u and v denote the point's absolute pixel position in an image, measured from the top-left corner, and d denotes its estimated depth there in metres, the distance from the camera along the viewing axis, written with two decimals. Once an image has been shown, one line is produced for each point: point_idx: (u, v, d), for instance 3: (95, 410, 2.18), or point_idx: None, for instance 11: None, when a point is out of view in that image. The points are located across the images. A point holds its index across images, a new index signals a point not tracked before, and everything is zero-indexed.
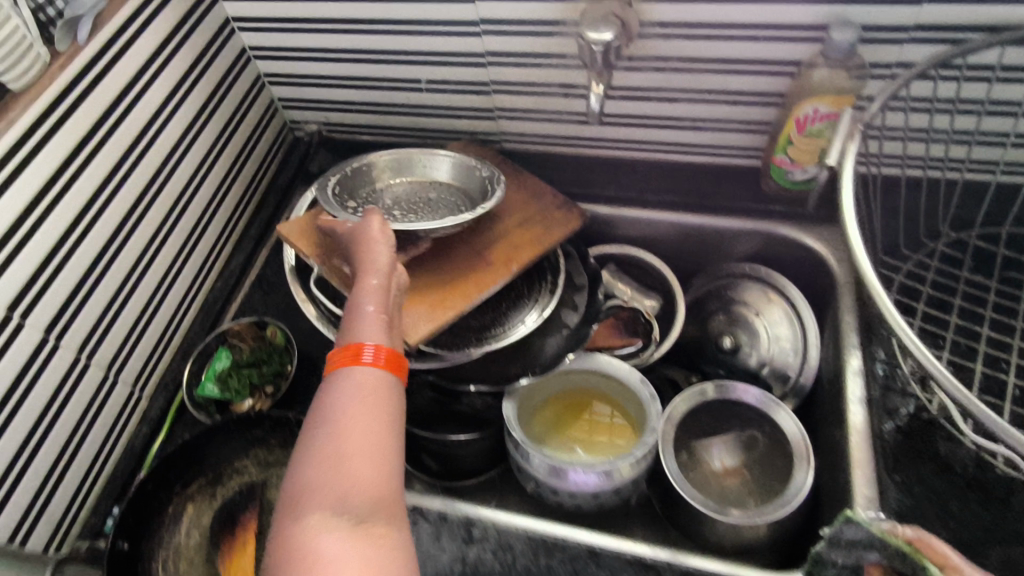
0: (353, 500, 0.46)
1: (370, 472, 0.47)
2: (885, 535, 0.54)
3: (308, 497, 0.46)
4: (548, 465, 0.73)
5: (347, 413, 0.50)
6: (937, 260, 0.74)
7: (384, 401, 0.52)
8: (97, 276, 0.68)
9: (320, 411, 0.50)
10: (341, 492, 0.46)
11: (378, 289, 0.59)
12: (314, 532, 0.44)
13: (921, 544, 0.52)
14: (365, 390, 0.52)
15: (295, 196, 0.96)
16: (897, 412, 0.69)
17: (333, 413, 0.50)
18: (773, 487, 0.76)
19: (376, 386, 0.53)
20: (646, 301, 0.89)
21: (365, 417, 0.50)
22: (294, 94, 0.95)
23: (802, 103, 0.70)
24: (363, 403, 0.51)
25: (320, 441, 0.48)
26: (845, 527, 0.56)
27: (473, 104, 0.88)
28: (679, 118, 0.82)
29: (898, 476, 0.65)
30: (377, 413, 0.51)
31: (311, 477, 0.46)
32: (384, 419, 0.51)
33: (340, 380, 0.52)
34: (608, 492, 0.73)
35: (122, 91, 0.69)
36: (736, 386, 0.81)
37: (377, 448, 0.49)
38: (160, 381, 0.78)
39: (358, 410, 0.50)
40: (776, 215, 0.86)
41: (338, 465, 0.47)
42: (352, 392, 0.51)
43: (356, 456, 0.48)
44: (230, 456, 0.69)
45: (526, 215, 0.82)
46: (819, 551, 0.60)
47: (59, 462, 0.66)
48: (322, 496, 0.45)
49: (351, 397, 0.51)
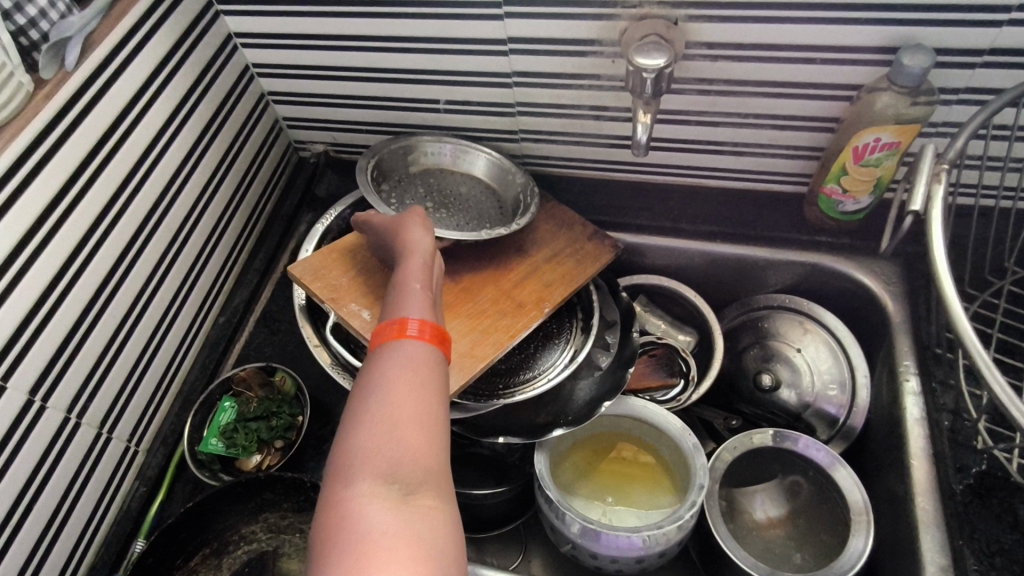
0: (403, 469, 0.41)
1: (421, 440, 0.43)
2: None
3: (356, 463, 0.41)
4: (585, 528, 0.67)
5: (396, 378, 0.46)
6: (1005, 299, 0.69)
7: (433, 374, 0.48)
8: (89, 324, 0.61)
9: (369, 377, 0.47)
10: (390, 460, 0.41)
11: (422, 269, 0.58)
12: (360, 500, 0.39)
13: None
14: (414, 359, 0.48)
15: (302, 224, 0.90)
16: (968, 468, 0.62)
17: (382, 378, 0.46)
18: (822, 539, 0.70)
19: (424, 356, 0.49)
20: (681, 335, 0.85)
21: (413, 385, 0.46)
22: (300, 113, 0.88)
23: (862, 132, 0.65)
24: (412, 374, 0.47)
25: (370, 405, 0.44)
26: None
27: (496, 126, 0.82)
28: (720, 143, 0.76)
29: (976, 543, 0.59)
30: (426, 383, 0.47)
31: (359, 442, 0.42)
32: (434, 389, 0.47)
33: (387, 351, 0.49)
34: (652, 556, 0.68)
35: (119, 116, 0.62)
36: (796, 436, 0.74)
37: (427, 418, 0.44)
38: (158, 434, 0.72)
39: (407, 377, 0.46)
40: (822, 246, 0.80)
41: (387, 431, 0.43)
42: (400, 361, 0.48)
43: (406, 424, 0.43)
44: (237, 522, 0.64)
45: (556, 249, 0.75)
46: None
47: (46, 536, 0.59)
48: (371, 462, 0.41)
49: (398, 367, 0.47)
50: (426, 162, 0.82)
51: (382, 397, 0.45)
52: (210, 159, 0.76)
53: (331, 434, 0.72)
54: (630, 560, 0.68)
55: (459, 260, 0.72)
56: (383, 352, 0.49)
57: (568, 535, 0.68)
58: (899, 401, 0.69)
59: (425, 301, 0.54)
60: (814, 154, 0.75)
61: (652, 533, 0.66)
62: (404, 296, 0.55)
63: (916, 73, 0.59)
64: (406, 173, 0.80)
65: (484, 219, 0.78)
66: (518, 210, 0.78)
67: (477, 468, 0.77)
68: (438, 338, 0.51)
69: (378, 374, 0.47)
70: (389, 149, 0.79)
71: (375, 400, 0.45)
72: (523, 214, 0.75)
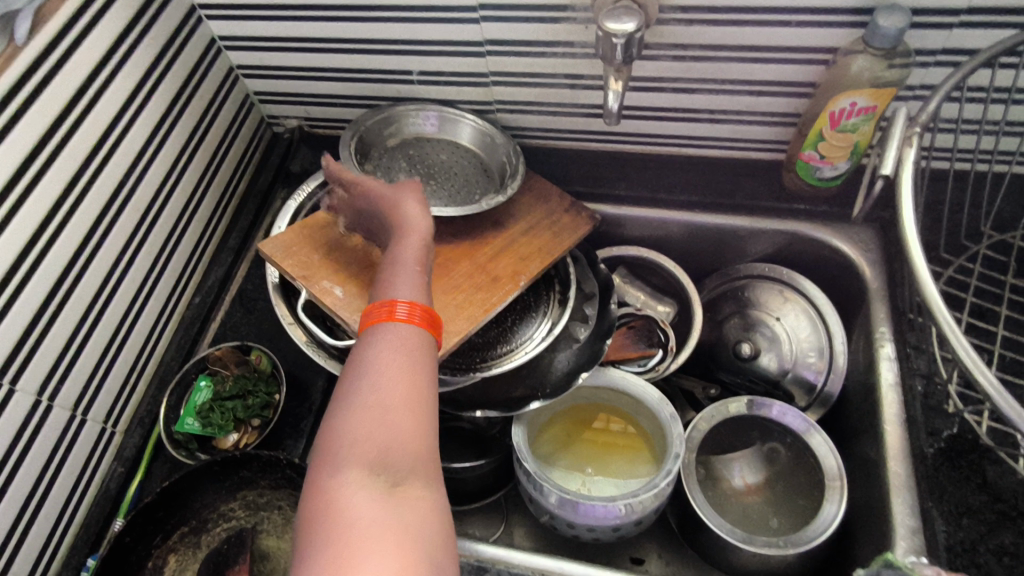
0: (393, 459, 0.41)
1: (412, 428, 0.43)
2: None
3: (345, 451, 0.41)
4: (563, 499, 0.67)
5: (389, 360, 0.46)
6: (981, 264, 0.69)
7: (426, 357, 0.47)
8: (58, 304, 0.61)
9: (361, 359, 0.46)
10: (380, 448, 0.41)
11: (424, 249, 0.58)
12: (346, 491, 0.39)
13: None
14: (408, 341, 0.47)
15: (276, 200, 0.89)
16: (940, 433, 0.64)
17: (375, 362, 0.46)
18: (798, 504, 0.71)
19: (416, 338, 0.48)
20: (660, 307, 0.84)
21: (406, 369, 0.45)
22: (270, 87, 0.86)
23: (838, 97, 0.64)
24: (405, 356, 0.46)
25: (362, 390, 0.44)
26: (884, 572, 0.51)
27: (471, 97, 0.80)
28: (697, 111, 0.75)
29: (947, 507, 0.60)
30: (421, 368, 0.46)
31: (349, 428, 0.42)
32: (427, 374, 0.46)
33: (375, 333, 0.48)
34: (629, 524, 0.69)
35: (76, 92, 0.60)
36: (768, 403, 0.74)
37: (420, 405, 0.44)
38: (135, 415, 0.72)
39: (402, 361, 0.46)
40: (800, 214, 0.80)
41: (379, 417, 0.42)
42: (393, 342, 0.47)
43: (397, 411, 0.43)
44: (215, 500, 0.64)
45: (532, 222, 0.74)
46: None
47: (23, 517, 0.59)
48: (361, 450, 0.41)
49: (392, 348, 0.47)
50: (408, 133, 0.80)
51: (375, 384, 0.44)
52: (178, 136, 0.75)
53: (309, 411, 0.72)
54: (608, 528, 0.69)
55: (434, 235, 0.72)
56: (371, 333, 0.48)
57: (546, 507, 0.69)
58: (874, 366, 0.69)
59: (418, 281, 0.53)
60: (791, 121, 0.74)
61: (631, 502, 0.66)
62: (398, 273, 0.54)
63: (892, 34, 0.58)
64: (387, 147, 0.79)
65: (474, 189, 0.77)
66: (505, 176, 0.77)
67: (459, 443, 0.78)
68: (430, 321, 0.50)
69: (369, 356, 0.46)
70: (372, 120, 0.78)
71: (367, 382, 0.44)
72: (510, 182, 0.74)
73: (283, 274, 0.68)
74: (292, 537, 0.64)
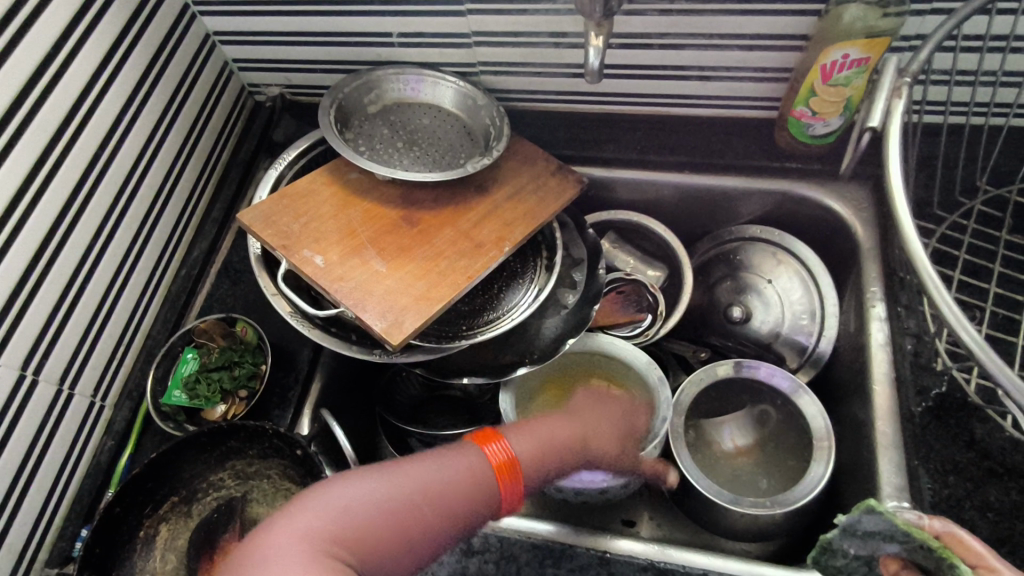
0: (363, 548, 0.44)
1: (395, 532, 0.46)
2: (910, 529, 0.48)
3: (341, 512, 0.45)
4: None
5: (441, 480, 0.50)
6: (975, 221, 0.68)
7: (475, 504, 0.51)
8: (38, 276, 0.60)
9: (428, 461, 0.51)
10: (360, 535, 0.44)
11: (570, 433, 0.62)
12: (308, 538, 0.42)
13: (951, 538, 0.47)
14: (480, 480, 0.52)
15: (259, 171, 0.88)
16: (928, 391, 0.63)
17: (435, 473, 0.50)
18: (788, 464, 0.72)
19: (487, 482, 0.52)
20: (651, 271, 0.83)
21: (445, 495, 0.49)
22: (249, 53, 0.84)
23: (829, 48, 0.62)
24: (456, 486, 0.50)
25: (409, 480, 0.49)
26: (866, 517, 0.50)
27: (453, 59, 0.78)
28: (685, 68, 0.73)
29: (933, 464, 0.60)
30: (460, 508, 0.50)
31: (360, 500, 0.46)
32: (455, 514, 0.49)
33: (467, 452, 0.53)
34: (618, 487, 0.70)
35: (45, 59, 0.58)
36: (755, 364, 0.73)
37: (420, 534, 0.47)
38: (123, 389, 0.72)
39: (450, 487, 0.50)
40: (792, 173, 0.78)
41: (383, 514, 0.46)
42: (462, 466, 0.52)
43: (399, 522, 0.46)
44: (204, 471, 0.65)
45: (518, 186, 0.73)
46: (830, 540, 0.53)
47: (14, 490, 0.60)
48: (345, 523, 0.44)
49: (456, 471, 0.51)
50: (389, 98, 0.78)
51: (417, 484, 0.49)
52: (155, 105, 0.73)
53: (297, 382, 0.72)
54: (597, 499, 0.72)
55: (414, 200, 0.70)
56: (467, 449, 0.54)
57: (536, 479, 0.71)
58: (865, 326, 0.69)
59: (539, 454, 0.58)
60: (783, 76, 0.72)
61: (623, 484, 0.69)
62: (541, 436, 0.59)
63: None
64: (368, 114, 0.76)
65: (459, 152, 0.74)
66: (490, 139, 0.75)
67: (446, 409, 0.81)
68: (505, 472, 0.54)
69: (441, 464, 0.51)
70: (351, 86, 0.75)
71: (412, 481, 0.49)
72: (496, 145, 0.72)
73: (263, 244, 0.66)
74: (280, 504, 0.65)
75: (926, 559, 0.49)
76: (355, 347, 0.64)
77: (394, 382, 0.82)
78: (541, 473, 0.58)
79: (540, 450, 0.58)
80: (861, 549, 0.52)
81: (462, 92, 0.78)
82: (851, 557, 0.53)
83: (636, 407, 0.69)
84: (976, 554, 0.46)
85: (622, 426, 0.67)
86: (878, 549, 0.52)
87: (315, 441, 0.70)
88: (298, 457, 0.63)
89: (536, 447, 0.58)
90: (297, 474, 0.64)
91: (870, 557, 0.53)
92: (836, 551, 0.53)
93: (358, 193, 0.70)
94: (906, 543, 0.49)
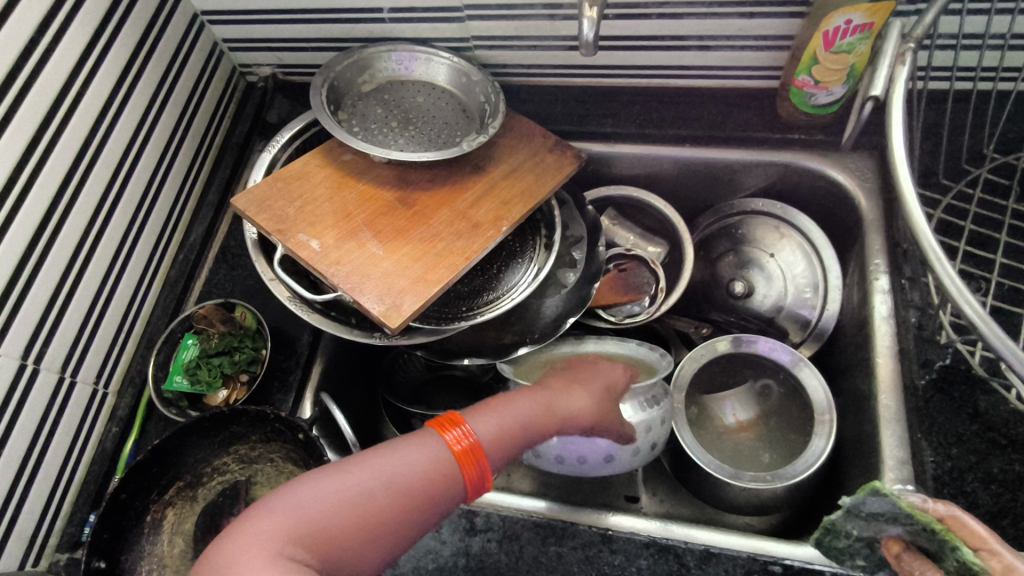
0: (329, 544, 0.44)
1: (360, 525, 0.45)
2: (912, 511, 0.47)
3: (305, 509, 0.44)
4: None
5: (409, 471, 0.48)
6: (981, 190, 0.67)
7: (447, 490, 0.49)
8: (35, 265, 0.60)
9: (392, 452, 0.49)
10: (325, 530, 0.44)
11: (533, 416, 0.58)
12: (265, 544, 0.42)
13: (955, 521, 0.46)
14: (450, 465, 0.50)
15: (254, 153, 0.87)
16: (931, 364, 0.62)
17: (403, 464, 0.49)
18: (789, 438, 0.72)
19: (453, 472, 0.50)
20: (651, 248, 0.83)
21: (413, 486, 0.48)
22: (239, 33, 0.83)
23: (832, 14, 0.60)
24: (425, 475, 0.49)
25: (375, 470, 0.48)
26: (870, 498, 0.49)
27: (446, 33, 0.76)
28: (685, 37, 0.71)
29: (937, 437, 0.59)
30: (426, 498, 0.48)
31: (323, 496, 0.45)
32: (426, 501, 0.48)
33: (431, 438, 0.51)
34: (622, 458, 0.67)
35: (28, 43, 0.56)
36: (755, 339, 0.73)
37: (385, 527, 0.46)
38: (125, 376, 0.73)
39: (416, 477, 0.48)
40: (796, 144, 0.76)
41: (341, 511, 0.45)
42: (432, 454, 0.50)
43: (357, 518, 0.45)
44: (208, 456, 0.66)
45: (515, 163, 0.72)
46: (833, 520, 0.52)
47: (21, 478, 0.60)
48: (306, 519, 0.44)
49: (424, 459, 0.49)
50: (383, 77, 0.76)
51: (384, 474, 0.48)
52: (145, 87, 0.71)
53: (298, 366, 0.72)
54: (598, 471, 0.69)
55: (410, 181, 0.69)
56: (431, 434, 0.51)
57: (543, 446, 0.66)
58: (868, 299, 0.68)
59: (501, 437, 0.54)
60: (785, 44, 0.70)
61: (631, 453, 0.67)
62: (507, 416, 0.56)
63: None
64: (361, 93, 0.75)
65: (454, 129, 0.73)
66: (485, 115, 0.73)
67: (450, 390, 0.83)
68: (472, 457, 0.51)
69: (408, 455, 0.49)
70: (343, 64, 0.74)
71: (377, 471, 0.48)
72: (491, 121, 0.71)
73: (258, 229, 0.66)
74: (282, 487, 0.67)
75: (930, 541, 0.47)
76: (356, 331, 0.64)
77: (399, 362, 0.83)
78: (503, 452, 0.54)
79: (505, 432, 0.54)
80: (864, 531, 0.51)
81: (456, 67, 0.76)
82: (854, 537, 0.52)
83: (608, 366, 0.65)
84: (979, 537, 0.44)
85: (601, 388, 0.63)
86: (880, 530, 0.50)
87: (318, 423, 0.72)
88: (301, 441, 0.63)
89: (496, 430, 0.54)
90: (299, 456, 0.65)
91: (872, 538, 0.51)
92: (839, 531, 0.53)
93: (353, 174, 0.69)
94: (910, 525, 0.48)
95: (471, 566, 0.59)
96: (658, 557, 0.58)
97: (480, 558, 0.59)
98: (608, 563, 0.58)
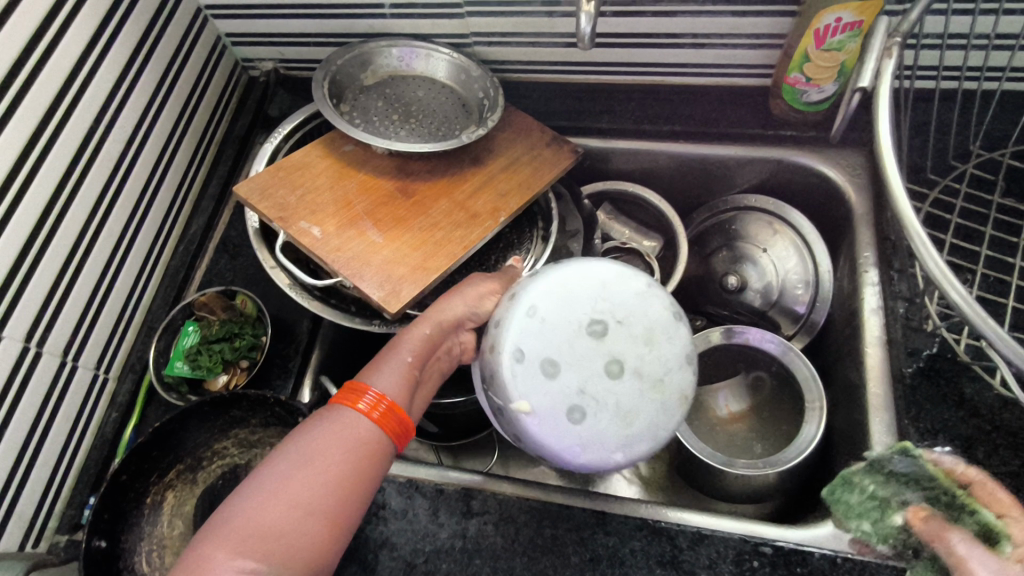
0: (283, 546, 0.40)
1: (308, 518, 0.41)
2: (940, 475, 0.49)
3: (243, 525, 0.40)
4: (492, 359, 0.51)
5: (332, 449, 0.44)
6: (967, 184, 0.69)
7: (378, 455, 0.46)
8: (40, 248, 0.60)
9: (308, 440, 0.45)
10: (273, 534, 0.40)
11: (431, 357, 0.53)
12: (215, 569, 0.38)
13: (981, 489, 0.47)
14: (369, 432, 0.46)
15: (254, 147, 0.88)
16: (919, 352, 0.63)
17: (324, 447, 0.44)
18: (780, 429, 0.73)
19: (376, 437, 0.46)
20: (646, 242, 0.84)
21: (343, 462, 0.44)
22: (243, 28, 0.84)
23: (822, 12, 0.62)
24: (349, 448, 0.45)
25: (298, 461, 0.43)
26: (898, 455, 0.52)
27: (447, 29, 0.78)
28: (679, 34, 0.72)
29: (924, 425, 0.60)
30: (365, 469, 0.45)
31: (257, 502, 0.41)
32: (363, 470, 0.45)
33: (341, 417, 0.46)
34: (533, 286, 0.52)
35: (39, 29, 0.57)
36: (746, 331, 0.75)
37: (336, 512, 0.42)
38: (125, 363, 0.74)
39: (343, 454, 0.44)
40: (787, 141, 0.78)
41: (276, 506, 0.41)
42: (349, 429, 0.46)
43: (296, 507, 0.41)
44: (207, 439, 0.67)
45: (513, 156, 0.73)
46: (855, 472, 0.55)
47: (22, 460, 0.61)
48: (248, 529, 0.39)
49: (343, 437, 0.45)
50: (384, 72, 0.78)
51: (309, 463, 0.43)
52: (150, 77, 0.73)
53: (298, 354, 0.73)
54: (523, 331, 0.49)
55: (409, 172, 0.70)
56: (339, 415, 0.46)
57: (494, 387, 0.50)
58: (858, 291, 0.70)
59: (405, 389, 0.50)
60: (777, 43, 0.71)
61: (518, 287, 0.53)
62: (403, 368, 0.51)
63: None
64: (363, 87, 0.76)
65: (454, 122, 0.74)
66: (484, 109, 0.75)
67: None
68: (389, 415, 0.47)
69: (323, 437, 0.45)
70: (344, 58, 0.75)
71: (298, 461, 0.43)
72: (490, 114, 0.72)
73: (260, 217, 0.67)
74: None
75: (947, 510, 0.48)
76: (357, 318, 0.65)
77: None
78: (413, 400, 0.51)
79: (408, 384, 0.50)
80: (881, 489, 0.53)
81: (456, 62, 0.77)
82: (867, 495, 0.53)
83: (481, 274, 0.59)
84: (1004, 505, 0.46)
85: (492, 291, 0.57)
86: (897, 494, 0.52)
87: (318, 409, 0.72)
88: None
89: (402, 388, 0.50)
90: None
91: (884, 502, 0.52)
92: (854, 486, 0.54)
93: (355, 165, 0.70)
94: (929, 490, 0.50)
95: (467, 547, 0.60)
96: (652, 539, 0.59)
97: (477, 540, 0.60)
98: (602, 545, 0.59)
